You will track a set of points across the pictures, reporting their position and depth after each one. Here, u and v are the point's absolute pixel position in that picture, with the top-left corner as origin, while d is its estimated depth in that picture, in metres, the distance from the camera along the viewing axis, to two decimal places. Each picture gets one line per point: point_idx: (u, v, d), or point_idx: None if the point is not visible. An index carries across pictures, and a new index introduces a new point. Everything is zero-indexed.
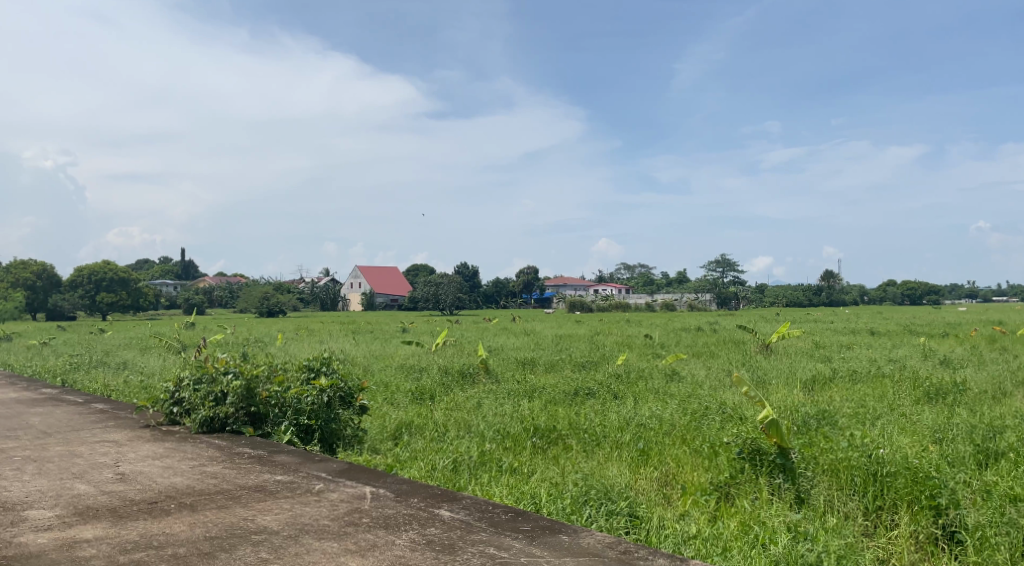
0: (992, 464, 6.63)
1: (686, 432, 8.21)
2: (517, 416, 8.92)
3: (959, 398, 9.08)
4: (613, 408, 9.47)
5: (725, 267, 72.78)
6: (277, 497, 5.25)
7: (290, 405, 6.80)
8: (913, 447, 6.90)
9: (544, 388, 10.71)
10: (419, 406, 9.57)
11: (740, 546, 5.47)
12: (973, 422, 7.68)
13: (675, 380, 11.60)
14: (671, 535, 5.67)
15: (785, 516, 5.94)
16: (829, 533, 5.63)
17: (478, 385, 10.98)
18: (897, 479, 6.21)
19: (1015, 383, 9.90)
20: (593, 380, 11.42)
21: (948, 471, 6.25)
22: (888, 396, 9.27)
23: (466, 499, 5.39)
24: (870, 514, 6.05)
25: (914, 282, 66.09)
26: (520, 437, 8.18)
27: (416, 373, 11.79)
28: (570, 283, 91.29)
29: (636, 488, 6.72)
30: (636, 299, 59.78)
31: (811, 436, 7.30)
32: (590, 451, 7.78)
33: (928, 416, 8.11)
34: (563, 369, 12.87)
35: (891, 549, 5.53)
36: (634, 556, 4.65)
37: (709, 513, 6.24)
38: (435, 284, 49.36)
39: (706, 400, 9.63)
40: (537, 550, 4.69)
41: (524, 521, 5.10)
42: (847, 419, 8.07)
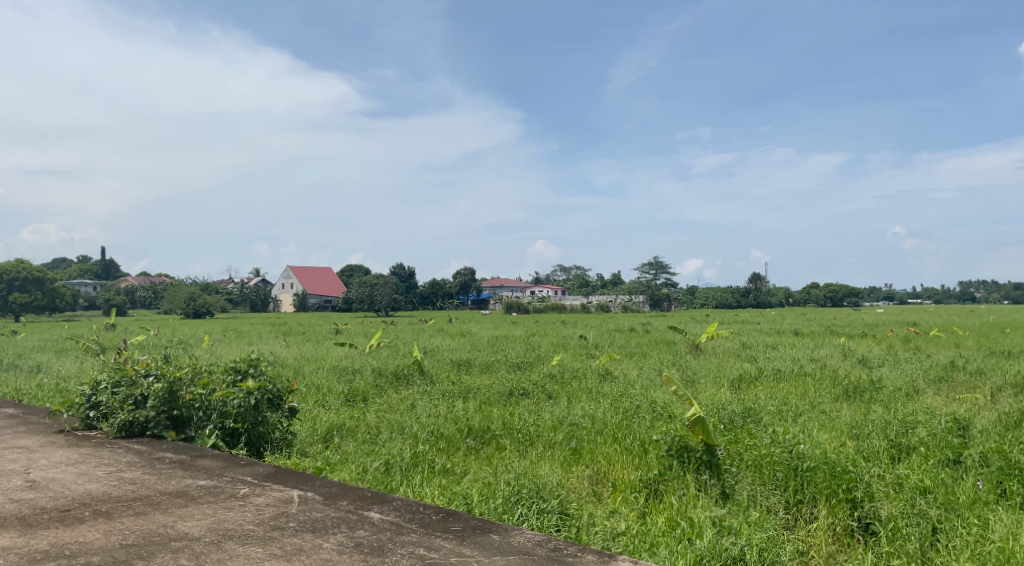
0: (904, 458, 6.90)
1: (617, 431, 8.29)
2: (451, 417, 8.89)
3: (875, 396, 9.39)
4: (547, 408, 9.52)
5: (658, 270, 73.96)
6: (200, 502, 5.12)
7: (216, 408, 6.71)
8: (831, 443, 7.12)
9: (479, 389, 10.71)
10: (351, 408, 9.46)
11: (667, 542, 5.58)
12: (888, 418, 7.97)
13: (607, 379, 11.75)
14: (600, 532, 5.77)
15: (710, 511, 6.06)
16: (751, 526, 5.77)
17: (412, 386, 10.88)
18: (816, 473, 6.38)
19: (927, 381, 10.31)
20: (527, 380, 11.44)
21: (863, 465, 6.47)
22: (809, 394, 9.55)
23: (397, 500, 5.34)
24: (791, 508, 6.21)
25: (837, 285, 68.24)
26: (454, 438, 8.16)
27: (348, 375, 11.63)
28: (507, 284, 91.48)
29: (568, 486, 6.76)
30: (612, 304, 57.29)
31: (737, 433, 7.48)
32: (524, 451, 7.81)
33: (846, 413, 8.39)
34: (498, 370, 12.90)
35: (809, 541, 5.71)
36: (563, 554, 4.68)
37: (638, 510, 6.35)
38: (371, 284, 48.56)
39: (638, 399, 9.76)
40: (468, 550, 4.69)
41: (455, 521, 5.08)
42: (771, 416, 8.27)
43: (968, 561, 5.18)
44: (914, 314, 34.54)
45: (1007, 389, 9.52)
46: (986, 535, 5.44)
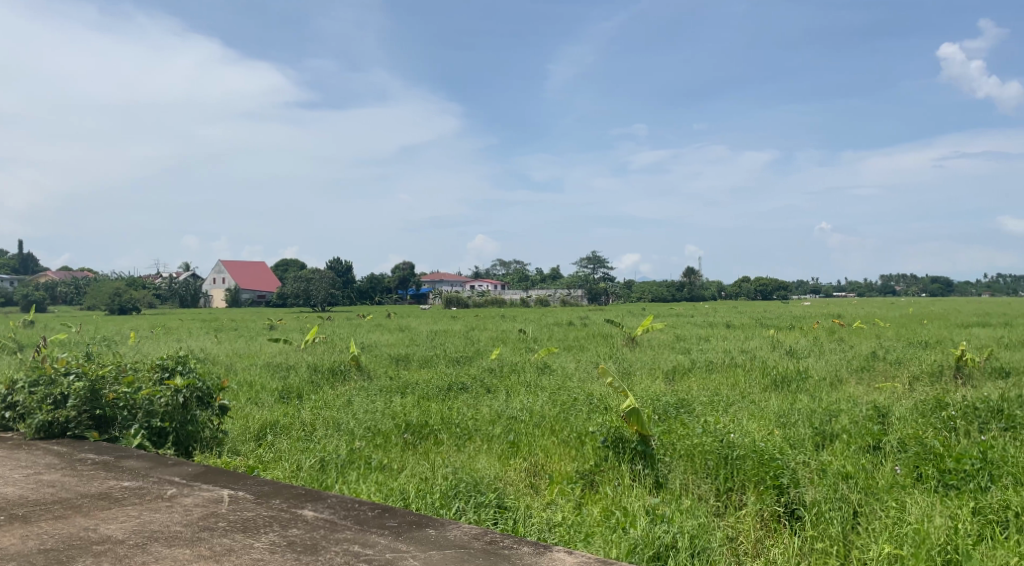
0: (828, 445, 7.10)
1: (555, 423, 8.34)
2: (388, 413, 8.82)
3: (802, 385, 9.67)
4: (485, 402, 9.52)
5: (596, 264, 74.73)
6: (124, 504, 4.97)
7: (141, 407, 6.52)
8: (760, 431, 7.29)
9: (417, 384, 10.67)
10: (285, 405, 9.30)
11: (601, 531, 5.65)
12: (813, 407, 8.22)
13: (546, 372, 11.83)
14: (536, 524, 5.81)
15: (644, 500, 6.15)
16: (683, 514, 5.88)
17: (349, 382, 10.75)
18: (745, 461, 6.54)
19: (850, 370, 10.67)
20: (465, 375, 11.42)
21: (790, 452, 6.65)
22: (739, 384, 9.78)
23: (331, 497, 5.26)
24: (722, 495, 6.34)
25: (767, 279, 70.00)
26: (391, 434, 8.10)
27: (282, 371, 11.43)
28: (446, 279, 91.25)
29: (505, 479, 6.77)
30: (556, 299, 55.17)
31: (670, 423, 7.62)
32: (461, 445, 7.79)
33: (774, 402, 8.61)
34: (437, 364, 12.86)
35: (738, 527, 5.86)
36: (499, 546, 4.69)
37: (575, 501, 6.40)
38: (305, 279, 47.72)
39: (575, 391, 9.85)
40: (403, 546, 4.66)
41: (391, 517, 5.03)
42: (703, 406, 8.43)
43: (886, 542, 5.36)
44: (841, 306, 35.72)
45: (924, 377, 9.91)
46: (903, 516, 5.63)
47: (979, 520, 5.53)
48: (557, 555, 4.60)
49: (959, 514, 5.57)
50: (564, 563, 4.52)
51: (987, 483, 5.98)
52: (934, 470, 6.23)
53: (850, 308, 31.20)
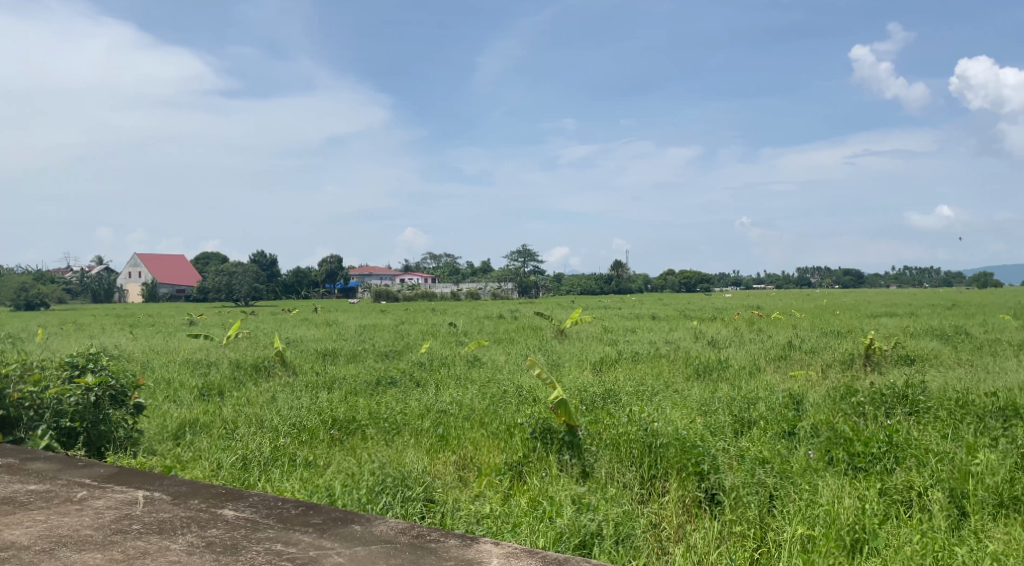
0: (747, 432, 7.30)
1: (484, 415, 8.34)
2: (314, 409, 8.67)
3: (723, 374, 9.93)
4: (414, 396, 9.46)
5: (526, 258, 75.08)
6: (30, 508, 4.78)
7: (49, 406, 6.28)
8: (682, 420, 7.44)
9: (344, 379, 10.53)
10: (206, 403, 9.05)
11: (528, 521, 5.71)
12: (733, 395, 8.44)
13: (475, 365, 11.84)
14: (464, 517, 5.83)
15: (570, 490, 6.20)
16: (608, 502, 5.97)
17: (273, 379, 10.53)
18: (668, 449, 6.67)
19: (769, 359, 11.00)
20: (394, 369, 11.34)
21: (711, 439, 6.82)
22: (664, 374, 9.99)
23: (253, 495, 5.13)
24: (646, 482, 6.45)
25: (692, 272, 71.55)
26: (316, 430, 7.98)
27: (202, 368, 11.13)
28: (376, 273, 90.32)
29: (433, 472, 6.74)
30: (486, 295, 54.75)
31: (597, 413, 7.71)
32: (389, 439, 7.73)
33: (696, 391, 8.81)
34: (365, 359, 12.73)
35: (661, 513, 5.98)
36: (426, 540, 4.65)
37: (502, 492, 6.42)
38: (227, 274, 46.60)
39: (504, 384, 9.87)
40: (328, 542, 4.59)
41: (315, 514, 4.93)
42: (630, 396, 8.55)
43: (799, 524, 5.55)
44: (762, 298, 36.73)
45: (837, 365, 10.27)
46: (815, 498, 5.83)
47: (885, 500, 5.76)
48: (484, 546, 4.59)
49: (867, 495, 5.79)
50: (489, 554, 4.51)
51: (892, 465, 6.25)
52: (844, 454, 6.46)
53: (769, 300, 32.24)
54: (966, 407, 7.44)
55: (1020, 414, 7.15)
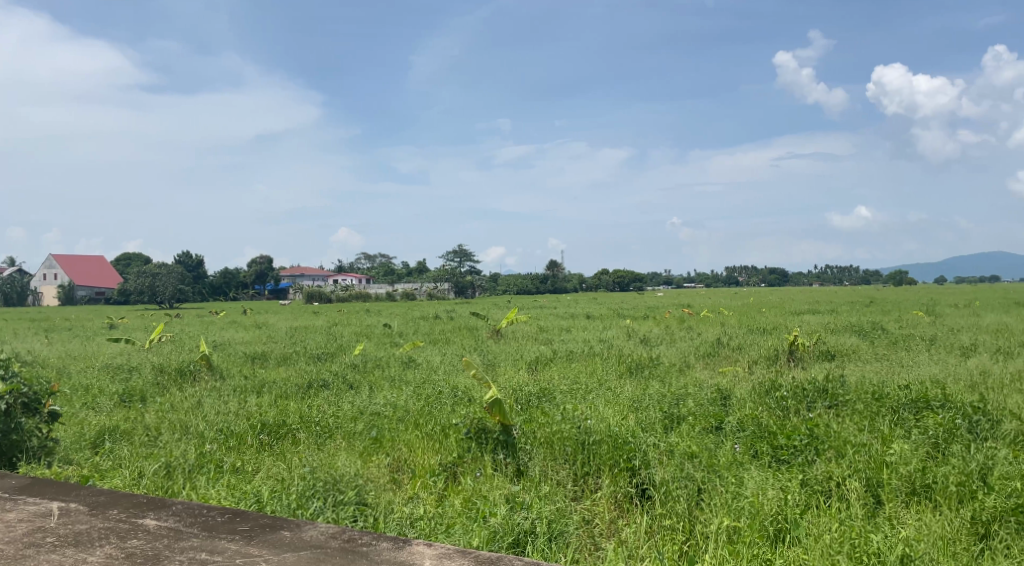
0: (676, 427, 7.43)
1: (418, 417, 8.27)
2: (243, 413, 8.49)
3: (654, 371, 10.10)
4: (347, 398, 9.34)
5: (462, 258, 74.97)
6: None
7: None
8: (615, 417, 7.54)
9: (274, 382, 10.33)
10: (127, 409, 8.77)
11: (462, 521, 5.72)
12: (663, 391, 8.58)
13: (410, 366, 11.76)
14: (397, 519, 5.79)
15: (504, 489, 6.21)
16: (541, 500, 6.00)
17: (199, 383, 10.27)
18: (600, 446, 6.75)
19: (698, 356, 11.22)
20: (326, 371, 11.17)
21: (641, 436, 6.93)
22: (597, 372, 10.10)
23: (177, 504, 4.98)
24: (578, 479, 6.50)
25: (626, 271, 72.52)
26: (246, 435, 7.80)
27: (124, 373, 10.78)
28: (307, 274, 88.95)
29: (365, 475, 6.66)
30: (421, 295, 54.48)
31: (531, 412, 7.74)
32: (321, 443, 7.61)
33: (629, 388, 8.93)
34: (296, 361, 12.53)
35: (594, 509, 6.03)
36: (358, 544, 4.59)
37: (437, 494, 6.40)
38: (150, 274, 45.22)
39: (439, 384, 9.83)
40: (255, 549, 4.51)
41: (242, 521, 4.81)
42: (564, 395, 8.61)
43: (725, 516, 5.68)
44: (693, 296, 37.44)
45: (763, 361, 10.54)
46: (741, 490, 5.97)
47: (806, 490, 5.93)
48: (416, 548, 4.55)
49: (789, 486, 5.96)
50: (422, 556, 4.48)
51: (813, 456, 6.44)
52: (768, 447, 6.64)
53: (700, 299, 32.91)
54: (882, 399, 7.72)
55: (931, 404, 7.45)
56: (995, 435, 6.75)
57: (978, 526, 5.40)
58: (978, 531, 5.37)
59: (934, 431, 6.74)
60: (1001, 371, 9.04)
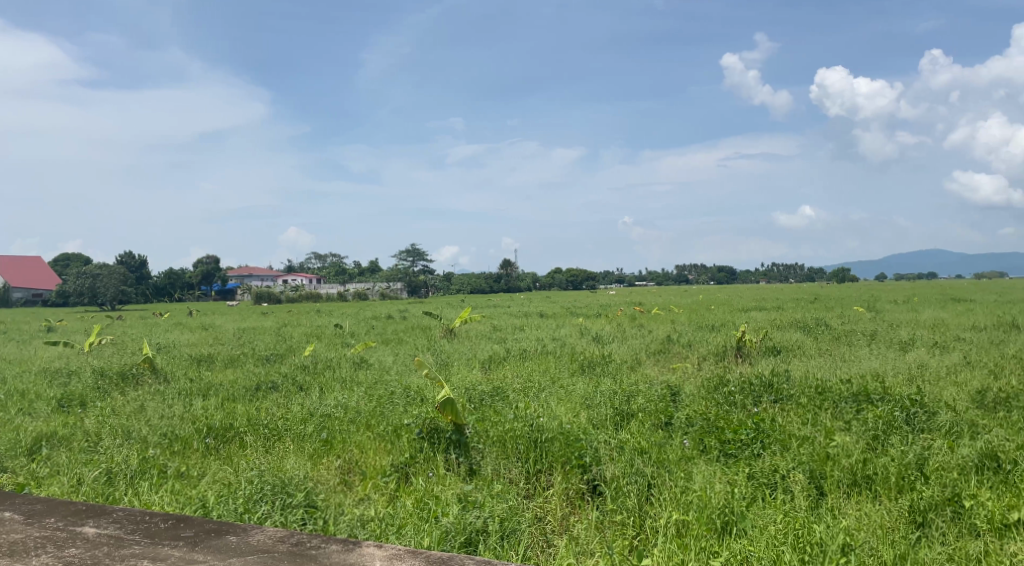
0: (627, 423, 7.49)
1: (370, 418, 8.18)
2: (188, 417, 8.31)
3: (605, 368, 10.16)
4: (296, 400, 9.22)
5: (414, 257, 74.58)
6: None
7: None
8: (566, 414, 7.57)
9: (221, 385, 10.14)
10: (66, 414, 8.53)
11: (413, 522, 5.69)
12: (614, 388, 8.64)
13: (362, 367, 11.65)
14: (347, 521, 5.74)
15: (456, 488, 6.18)
16: (493, 498, 5.98)
17: (142, 386, 10.02)
18: (552, 443, 6.77)
19: (649, 353, 11.33)
20: (274, 373, 10.99)
21: (593, 433, 6.96)
22: (550, 370, 10.13)
23: (118, 510, 4.82)
24: (531, 477, 6.50)
25: (578, 270, 72.95)
26: (191, 439, 7.64)
27: (62, 377, 10.48)
28: (256, 274, 87.60)
29: (315, 477, 6.58)
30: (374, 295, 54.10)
31: (483, 411, 7.72)
32: (269, 446, 7.49)
33: (581, 386, 8.97)
34: (244, 363, 12.32)
35: (546, 506, 6.04)
36: (306, 547, 4.51)
37: (388, 495, 6.35)
38: (90, 275, 44.02)
39: (391, 385, 9.76)
40: (199, 555, 4.43)
41: (187, 526, 4.68)
42: (516, 393, 8.62)
43: (674, 510, 5.74)
44: (644, 295, 37.81)
45: (712, 358, 10.69)
46: (689, 485, 6.04)
47: (753, 483, 6.03)
48: (367, 550, 4.49)
49: (736, 479, 6.05)
50: (372, 558, 4.42)
51: (759, 450, 6.55)
52: (715, 441, 6.72)
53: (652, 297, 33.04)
54: (825, 393, 7.89)
55: (871, 397, 7.64)
56: (931, 426, 6.95)
57: (915, 515, 5.54)
58: (916, 520, 5.52)
59: (873, 423, 6.91)
60: (938, 364, 9.32)
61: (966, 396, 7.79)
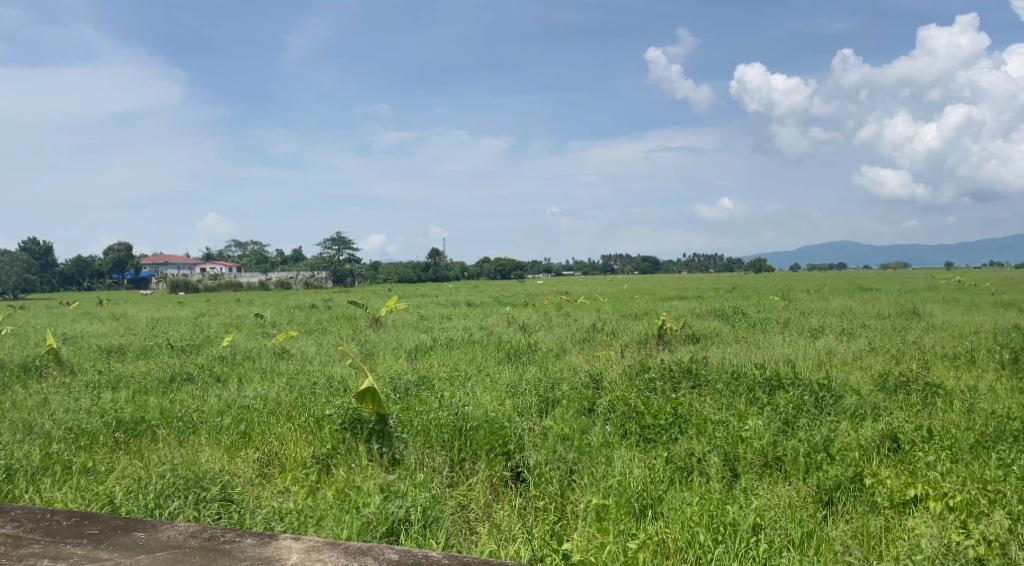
0: (550, 411, 7.55)
1: (290, 409, 8.00)
2: (95, 410, 7.98)
3: (531, 356, 10.22)
4: (214, 392, 8.95)
5: (339, 245, 73.43)
6: None
7: None
8: (491, 402, 7.56)
9: (132, 376, 9.78)
10: None
11: (334, 513, 5.61)
12: (540, 376, 8.69)
13: (283, 357, 11.40)
14: (265, 514, 5.62)
15: (378, 479, 6.10)
16: (416, 488, 5.93)
17: (46, 379, 9.57)
18: (477, 432, 6.75)
19: (574, 341, 11.43)
20: (190, 364, 10.65)
21: (517, 421, 6.98)
22: (476, 359, 10.12)
23: (16, 509, 4.59)
24: (455, 466, 6.47)
25: (504, 260, 73.13)
26: (99, 434, 7.34)
27: None
28: (172, 262, 84.88)
29: (232, 471, 6.40)
30: (296, 283, 53.11)
31: (408, 401, 7.64)
32: (184, 439, 7.25)
33: (506, 374, 9.00)
34: (158, 354, 11.91)
35: (469, 494, 6.02)
36: (219, 542, 4.37)
37: (309, 487, 6.23)
38: None
39: (314, 375, 9.58)
40: (104, 554, 4.26)
41: (91, 524, 4.48)
42: (441, 382, 8.58)
43: (594, 495, 5.81)
44: (570, 284, 38.21)
45: (635, 345, 10.87)
46: (609, 470, 6.12)
47: (670, 467, 6.15)
48: (283, 543, 4.36)
49: (655, 463, 6.16)
50: (288, 551, 4.30)
51: (677, 434, 6.67)
52: (636, 427, 6.82)
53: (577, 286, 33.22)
54: (740, 379, 8.10)
55: (782, 382, 7.88)
56: (838, 409, 7.21)
57: (822, 494, 5.74)
58: (822, 499, 5.70)
59: (785, 407, 7.13)
60: (845, 350, 9.69)
61: (870, 380, 8.12)
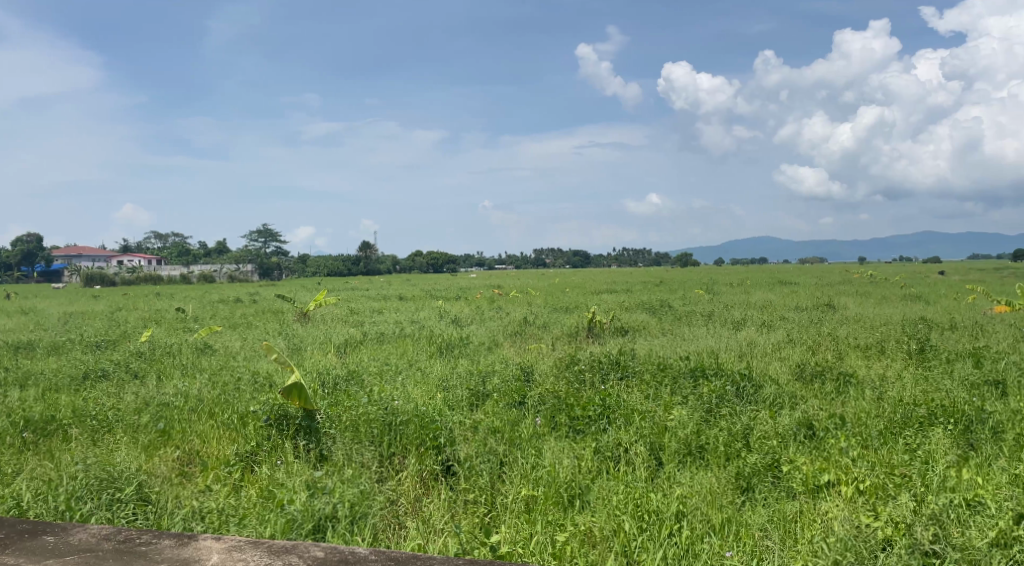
0: (481, 404, 7.52)
1: (213, 406, 7.77)
2: (2, 409, 7.59)
3: (463, 350, 10.18)
4: (130, 389, 8.63)
5: (266, 238, 72.01)
6: None
7: None
8: (421, 397, 7.49)
9: (43, 374, 9.35)
10: None
11: (258, 512, 5.49)
12: (471, 370, 8.67)
13: (206, 352, 11.09)
14: (185, 514, 5.46)
15: (305, 475, 5.98)
16: (344, 484, 5.82)
17: None
18: (407, 426, 6.68)
19: (506, 334, 11.45)
20: (106, 361, 10.25)
21: (447, 414, 6.93)
22: (407, 353, 10.02)
23: None
24: (384, 461, 6.39)
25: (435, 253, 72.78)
26: (5, 434, 6.99)
27: None
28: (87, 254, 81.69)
29: (151, 470, 6.19)
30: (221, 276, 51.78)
31: (336, 396, 7.50)
32: (99, 438, 6.97)
33: (437, 368, 8.95)
34: (72, 350, 11.43)
35: (398, 489, 5.95)
36: (135, 543, 4.21)
37: (232, 485, 6.07)
38: None
39: (238, 371, 9.34)
40: (10, 559, 4.06)
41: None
42: (370, 377, 8.46)
43: (522, 486, 5.83)
44: (502, 277, 38.21)
45: (565, 337, 10.96)
46: (539, 461, 6.15)
47: (597, 457, 6.21)
48: (202, 543, 4.23)
49: (583, 454, 6.22)
50: (208, 551, 4.17)
51: (605, 425, 6.74)
52: (565, 418, 6.88)
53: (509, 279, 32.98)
54: (666, 370, 8.24)
55: (706, 373, 8.04)
56: (758, 398, 7.42)
57: (741, 481, 5.88)
58: (741, 485, 5.85)
59: (707, 397, 7.28)
60: (766, 341, 9.97)
61: (788, 370, 8.38)
